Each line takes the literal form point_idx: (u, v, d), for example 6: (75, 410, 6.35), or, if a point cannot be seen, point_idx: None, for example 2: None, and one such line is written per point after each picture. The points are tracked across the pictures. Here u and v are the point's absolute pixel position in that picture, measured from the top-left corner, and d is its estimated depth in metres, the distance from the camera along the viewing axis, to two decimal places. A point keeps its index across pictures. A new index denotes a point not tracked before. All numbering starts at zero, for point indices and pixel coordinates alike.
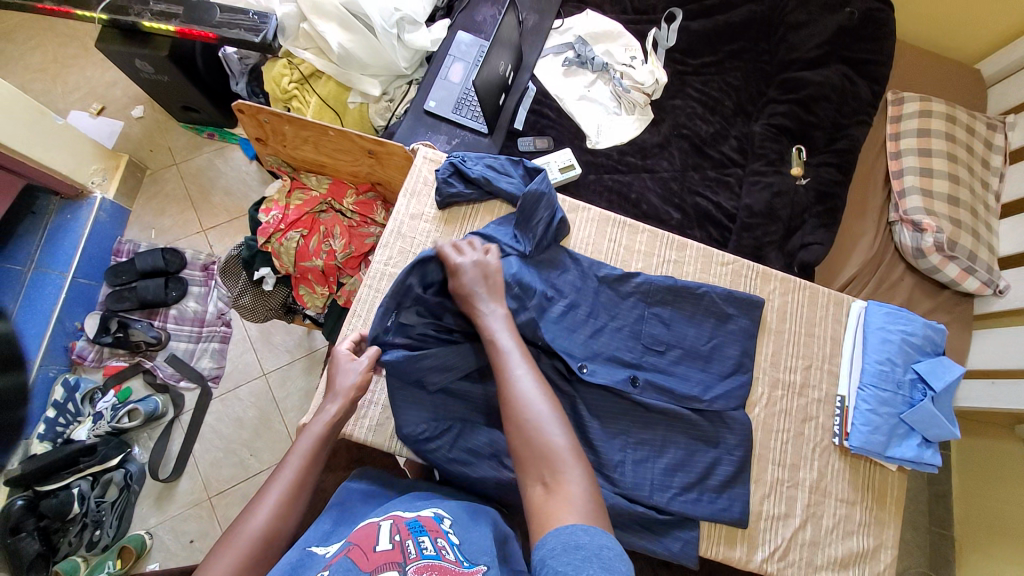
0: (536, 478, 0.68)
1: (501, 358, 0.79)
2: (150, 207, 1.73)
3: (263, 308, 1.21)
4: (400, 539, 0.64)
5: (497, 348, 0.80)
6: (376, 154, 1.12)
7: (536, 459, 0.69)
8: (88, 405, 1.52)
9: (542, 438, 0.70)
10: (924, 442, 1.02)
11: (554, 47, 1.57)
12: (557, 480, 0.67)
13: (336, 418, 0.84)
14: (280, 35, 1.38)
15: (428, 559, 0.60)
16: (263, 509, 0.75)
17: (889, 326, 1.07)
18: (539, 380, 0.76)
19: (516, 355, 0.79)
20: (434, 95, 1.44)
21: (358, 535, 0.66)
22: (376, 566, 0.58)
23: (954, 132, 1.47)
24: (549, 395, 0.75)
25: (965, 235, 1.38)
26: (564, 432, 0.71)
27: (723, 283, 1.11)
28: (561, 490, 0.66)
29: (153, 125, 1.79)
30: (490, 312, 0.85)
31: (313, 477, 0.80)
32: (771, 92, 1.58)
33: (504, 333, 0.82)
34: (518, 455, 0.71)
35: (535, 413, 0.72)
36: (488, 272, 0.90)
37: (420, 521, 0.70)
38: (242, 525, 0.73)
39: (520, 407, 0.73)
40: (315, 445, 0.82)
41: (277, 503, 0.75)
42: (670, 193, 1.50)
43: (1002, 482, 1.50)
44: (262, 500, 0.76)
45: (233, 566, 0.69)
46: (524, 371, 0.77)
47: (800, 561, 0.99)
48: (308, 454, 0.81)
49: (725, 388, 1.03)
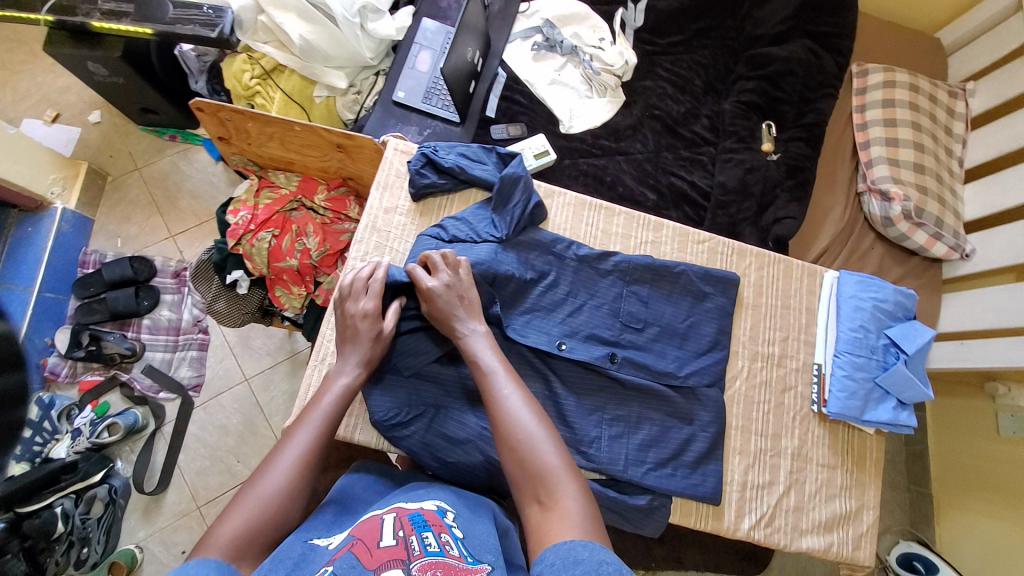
0: (531, 496, 0.67)
1: (486, 379, 0.78)
2: (115, 215, 1.67)
3: (238, 312, 1.18)
4: (404, 534, 0.63)
5: (482, 370, 0.79)
6: (345, 148, 1.09)
7: (529, 476, 0.68)
8: (65, 422, 1.48)
9: (534, 456, 0.69)
10: (899, 405, 1.06)
11: (521, 31, 1.55)
12: (551, 496, 0.66)
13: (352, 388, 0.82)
14: (238, 30, 1.34)
15: (433, 556, 0.59)
16: (277, 473, 0.71)
17: (861, 294, 1.10)
18: (526, 399, 0.75)
19: (502, 375, 0.78)
20: (402, 85, 1.41)
21: (361, 529, 0.65)
22: (380, 564, 0.57)
23: (917, 101, 1.50)
24: (538, 412, 0.74)
25: (932, 202, 1.42)
26: (556, 449, 0.70)
27: (700, 261, 1.12)
28: (557, 506, 0.65)
29: (112, 130, 1.72)
30: (470, 333, 0.84)
31: (328, 445, 0.78)
32: (739, 69, 1.59)
33: (488, 353, 0.81)
34: (512, 475, 0.70)
35: (525, 432, 0.71)
36: (461, 290, 0.88)
37: (424, 515, 0.69)
38: (255, 487, 0.69)
39: (509, 427, 0.72)
40: (331, 412, 0.79)
41: (293, 468, 0.72)
42: (644, 175, 1.51)
43: (976, 438, 1.56)
44: (277, 463, 0.72)
45: (249, 520, 0.66)
46: (511, 391, 0.76)
47: (785, 526, 1.02)
48: (325, 422, 0.78)
49: (704, 363, 1.04)
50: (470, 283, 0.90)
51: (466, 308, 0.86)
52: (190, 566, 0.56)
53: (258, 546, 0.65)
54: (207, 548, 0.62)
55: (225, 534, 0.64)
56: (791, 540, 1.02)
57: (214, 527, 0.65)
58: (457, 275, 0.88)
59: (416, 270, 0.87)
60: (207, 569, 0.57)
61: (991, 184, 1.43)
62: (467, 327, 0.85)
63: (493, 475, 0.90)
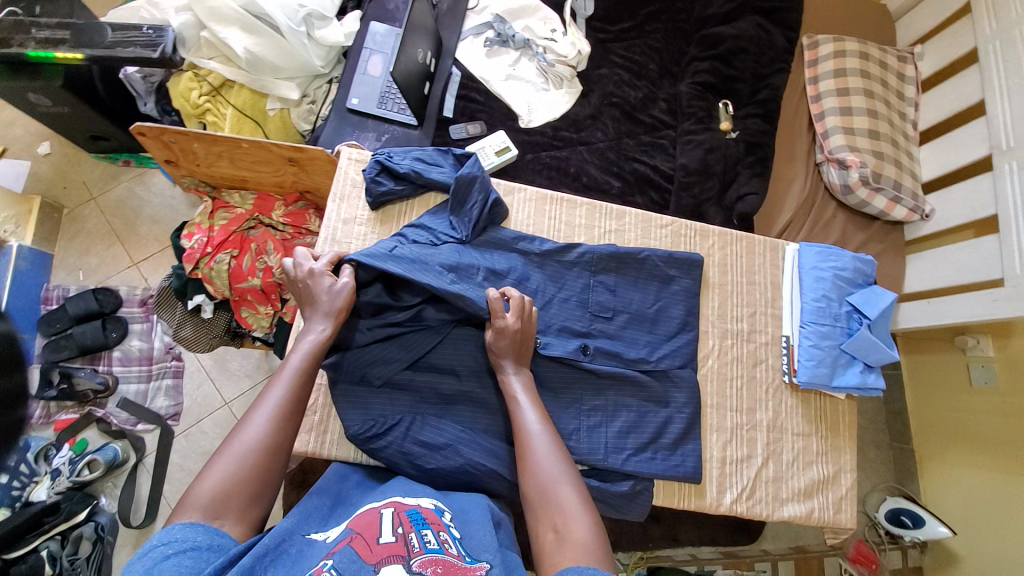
0: (547, 523, 0.68)
1: (520, 413, 0.82)
2: (74, 247, 1.62)
3: (207, 337, 1.17)
4: (403, 532, 0.63)
5: (513, 403, 0.84)
6: (297, 161, 1.07)
7: (546, 504, 0.70)
8: (43, 463, 1.42)
9: (551, 487, 0.72)
10: (866, 368, 1.08)
11: (472, 28, 1.53)
12: (565, 523, 0.67)
13: (319, 347, 0.81)
14: (181, 46, 1.31)
15: (432, 553, 0.60)
16: (251, 431, 0.71)
17: (822, 264, 1.12)
18: (550, 433, 0.79)
19: (530, 408, 0.83)
20: (356, 91, 1.39)
21: (359, 523, 0.65)
22: (380, 559, 0.57)
23: (867, 68, 1.53)
24: (558, 447, 0.77)
25: (888, 166, 1.45)
26: (572, 480, 0.72)
27: (664, 245, 1.14)
28: (569, 534, 0.66)
29: (63, 161, 1.66)
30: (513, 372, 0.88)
31: (301, 404, 0.77)
32: (692, 50, 1.61)
33: (522, 391, 0.85)
34: (528, 501, 0.72)
35: (546, 463, 0.74)
36: (523, 332, 0.89)
37: (422, 513, 0.69)
38: (230, 445, 0.69)
39: (532, 456, 0.76)
40: (301, 371, 0.78)
41: (267, 426, 0.72)
42: (607, 162, 1.51)
43: (950, 392, 1.61)
44: (250, 422, 0.72)
45: (228, 478, 0.66)
46: (539, 425, 0.80)
47: (767, 496, 1.04)
48: (295, 382, 0.77)
49: (674, 346, 1.06)
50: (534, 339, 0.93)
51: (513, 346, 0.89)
52: (175, 530, 0.60)
53: (238, 504, 0.65)
54: (186, 511, 0.63)
55: (202, 495, 0.64)
56: (773, 510, 1.04)
57: (192, 487, 0.65)
58: (524, 320, 0.89)
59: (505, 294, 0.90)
60: (194, 534, 0.60)
61: (944, 144, 1.46)
62: (510, 363, 0.88)
63: (475, 476, 0.90)
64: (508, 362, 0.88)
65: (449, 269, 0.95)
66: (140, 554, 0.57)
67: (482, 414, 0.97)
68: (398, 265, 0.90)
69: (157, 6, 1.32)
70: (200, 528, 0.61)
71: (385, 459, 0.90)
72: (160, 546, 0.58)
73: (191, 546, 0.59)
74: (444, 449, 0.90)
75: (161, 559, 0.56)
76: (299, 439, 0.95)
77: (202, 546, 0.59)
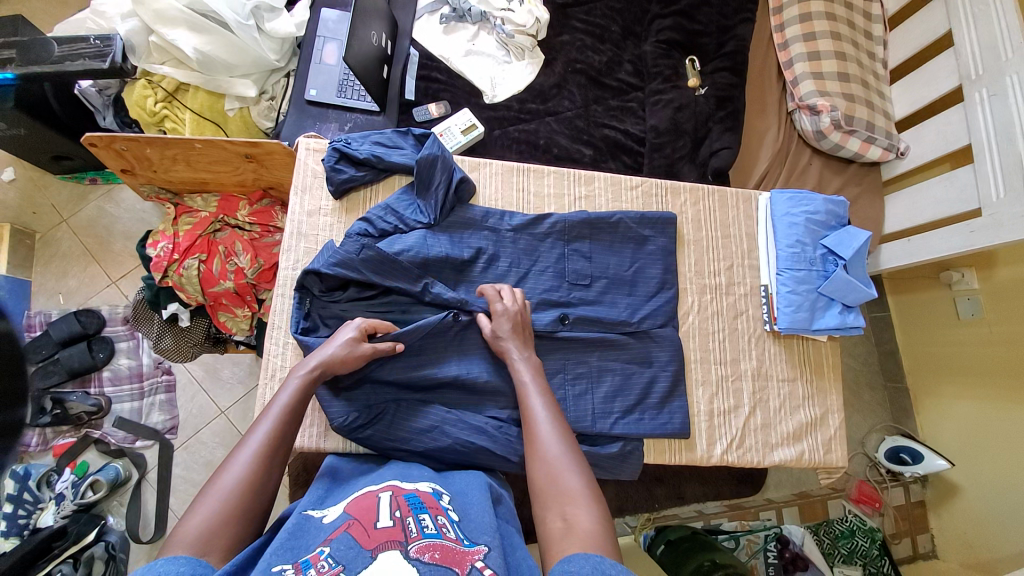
0: (556, 511, 0.66)
1: (526, 399, 0.83)
2: (51, 272, 1.59)
3: (187, 345, 1.18)
4: (400, 515, 0.63)
5: (523, 392, 0.85)
6: (255, 157, 1.05)
7: (553, 492, 0.69)
8: (47, 489, 1.41)
9: (559, 475, 0.71)
10: (845, 309, 1.09)
11: (427, 5, 1.49)
12: (572, 511, 0.66)
13: (307, 382, 0.81)
14: (129, 54, 1.26)
15: (431, 538, 0.59)
16: (239, 466, 0.69)
17: (794, 210, 1.12)
18: (557, 422, 0.79)
19: (539, 397, 0.83)
20: (313, 82, 1.36)
21: (358, 508, 0.65)
22: (377, 544, 0.57)
23: (833, 10, 1.48)
24: (567, 437, 0.77)
25: (860, 107, 1.42)
26: (579, 470, 0.72)
27: (636, 207, 1.14)
28: (577, 523, 0.64)
29: (28, 185, 1.61)
30: (519, 358, 0.89)
31: (286, 442, 0.76)
32: (654, 8, 1.59)
33: (531, 380, 0.86)
34: (537, 488, 0.71)
35: (556, 452, 0.74)
36: (519, 320, 0.93)
37: (420, 497, 0.69)
38: (218, 481, 0.67)
39: (540, 446, 0.76)
40: (287, 407, 0.78)
41: (251, 461, 0.70)
42: (576, 131, 1.49)
43: (939, 327, 1.62)
44: (236, 459, 0.70)
45: (215, 514, 0.63)
46: (545, 413, 0.80)
47: (757, 444, 1.05)
48: (281, 416, 0.77)
49: (655, 306, 1.07)
50: (527, 329, 0.94)
51: (519, 340, 0.91)
52: (158, 563, 0.55)
53: (224, 541, 0.62)
54: (173, 545, 0.59)
55: (189, 528, 0.61)
56: (764, 457, 1.05)
57: (178, 525, 0.62)
58: (519, 306, 0.93)
59: (490, 292, 0.95)
60: (177, 565, 0.55)
61: (915, 81, 1.44)
62: (519, 357, 0.89)
63: (467, 454, 0.91)
64: (517, 354, 0.89)
65: (418, 262, 0.97)
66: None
67: (468, 393, 0.98)
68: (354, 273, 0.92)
69: (103, 16, 1.27)
70: (181, 558, 0.56)
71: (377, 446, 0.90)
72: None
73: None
74: (429, 430, 0.90)
75: None
76: None
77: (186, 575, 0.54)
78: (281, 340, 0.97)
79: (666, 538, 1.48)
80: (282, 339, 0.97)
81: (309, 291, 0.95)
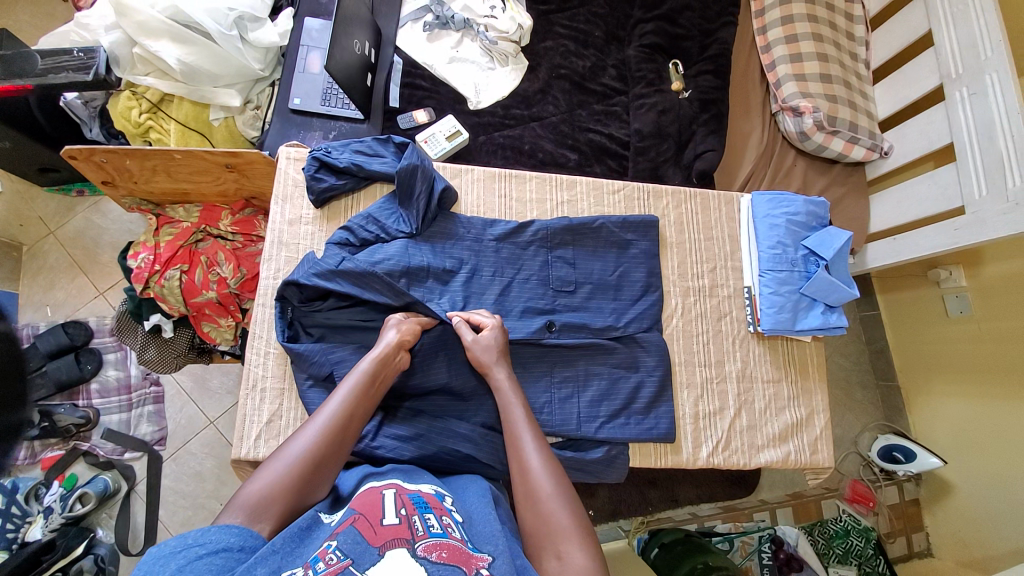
0: (549, 551, 0.66)
1: (513, 430, 0.81)
2: (39, 284, 1.58)
3: (171, 356, 1.18)
4: (407, 513, 0.62)
5: (509, 420, 0.82)
6: (235, 167, 1.06)
7: (546, 530, 0.68)
8: (35, 503, 1.38)
9: (549, 510, 0.70)
10: (828, 309, 1.09)
11: (410, 13, 1.50)
12: (567, 550, 0.65)
13: (377, 366, 0.81)
14: (113, 66, 1.24)
15: (437, 537, 0.59)
16: (304, 438, 0.70)
17: (774, 211, 1.13)
18: (545, 452, 0.77)
19: (525, 426, 0.81)
20: (297, 91, 1.36)
21: (363, 503, 0.64)
22: (386, 542, 0.57)
23: (815, 13, 1.48)
24: (557, 470, 0.75)
25: (843, 108, 1.42)
26: (570, 505, 0.70)
27: (619, 211, 1.15)
28: (570, 563, 0.64)
29: (14, 198, 1.60)
30: (503, 383, 0.87)
31: (354, 424, 0.76)
32: (636, 13, 1.61)
33: (515, 405, 0.84)
34: (527, 527, 0.70)
35: (548, 488, 0.72)
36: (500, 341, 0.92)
37: (424, 497, 0.68)
38: (284, 450, 0.69)
39: (530, 481, 0.74)
40: (358, 387, 0.78)
41: (316, 437, 0.71)
42: (561, 136, 1.50)
43: (932, 325, 1.61)
44: (305, 431, 0.72)
45: (276, 485, 0.65)
46: (533, 443, 0.78)
47: (742, 446, 1.06)
48: (353, 393, 0.77)
49: (641, 309, 1.08)
50: (507, 353, 0.92)
51: (501, 364, 0.89)
52: (210, 530, 0.56)
53: (276, 511, 0.63)
54: (231, 513, 0.61)
55: (248, 496, 0.63)
56: (750, 458, 1.05)
57: (242, 488, 0.64)
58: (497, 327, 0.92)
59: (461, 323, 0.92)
60: (228, 536, 0.56)
61: (896, 82, 1.45)
62: (504, 380, 0.87)
63: (452, 462, 0.92)
64: (501, 379, 0.87)
65: (401, 271, 0.97)
66: (173, 550, 0.52)
67: (453, 402, 0.98)
68: (326, 277, 0.92)
69: (87, 28, 1.25)
70: (234, 528, 0.58)
71: (360, 457, 0.88)
72: (196, 545, 0.53)
73: (224, 547, 0.55)
74: (415, 439, 0.90)
75: (192, 559, 0.52)
76: (268, 447, 0.93)
77: (234, 548, 0.56)
78: (262, 350, 0.97)
79: (660, 540, 1.47)
80: (263, 349, 0.97)
81: (287, 301, 0.96)
